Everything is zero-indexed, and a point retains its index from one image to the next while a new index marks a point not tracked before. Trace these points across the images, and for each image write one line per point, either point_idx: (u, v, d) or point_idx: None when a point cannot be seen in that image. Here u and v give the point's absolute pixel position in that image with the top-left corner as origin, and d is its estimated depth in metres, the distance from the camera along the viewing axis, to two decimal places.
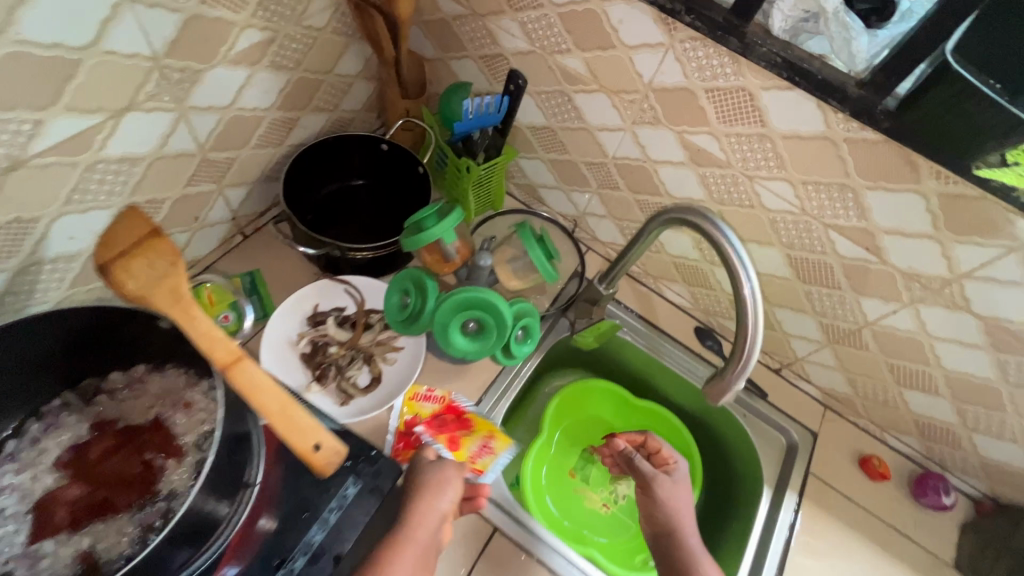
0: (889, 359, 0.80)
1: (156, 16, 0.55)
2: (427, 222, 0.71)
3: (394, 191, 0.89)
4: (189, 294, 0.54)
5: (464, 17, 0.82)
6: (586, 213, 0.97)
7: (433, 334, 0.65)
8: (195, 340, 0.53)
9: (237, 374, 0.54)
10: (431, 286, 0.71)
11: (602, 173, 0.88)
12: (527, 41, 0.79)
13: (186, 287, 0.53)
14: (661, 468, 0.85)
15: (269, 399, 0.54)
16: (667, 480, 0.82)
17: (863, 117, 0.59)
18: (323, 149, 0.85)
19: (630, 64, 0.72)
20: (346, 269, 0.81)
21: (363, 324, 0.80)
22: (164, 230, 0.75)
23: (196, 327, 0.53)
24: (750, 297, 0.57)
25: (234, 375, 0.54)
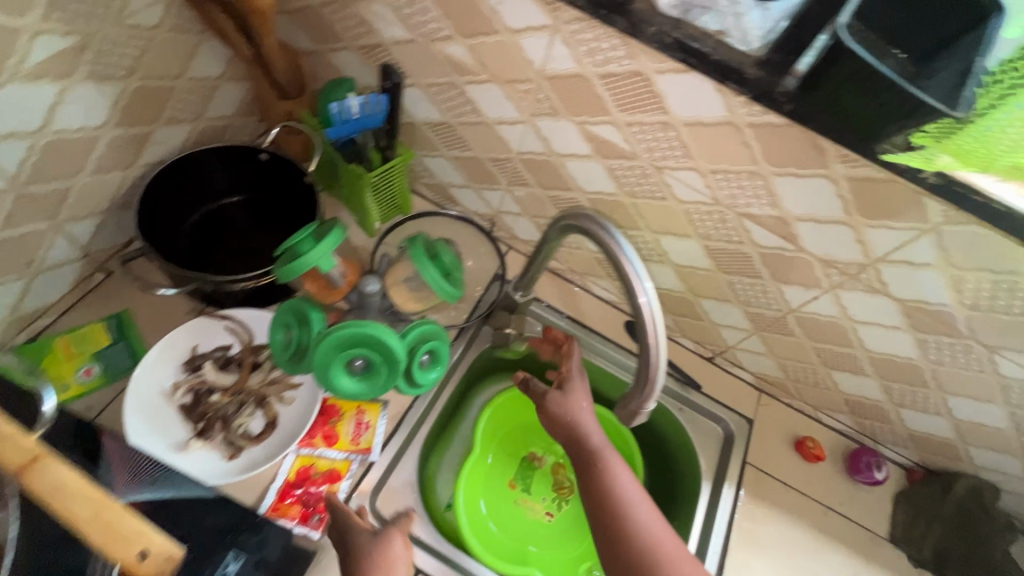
0: (815, 343, 0.77)
1: None
2: (302, 247, 0.62)
3: (280, 205, 0.79)
4: None
5: (332, 4, 0.72)
6: (501, 211, 0.90)
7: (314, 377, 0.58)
8: None
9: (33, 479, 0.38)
10: (314, 318, 0.63)
11: (509, 169, 0.81)
12: (404, 29, 0.70)
13: None
14: (557, 384, 0.68)
15: (75, 505, 0.38)
16: (560, 397, 0.65)
17: (764, 101, 0.53)
18: (185, 167, 0.73)
19: (516, 50, 0.64)
20: (228, 301, 0.72)
21: (250, 363, 0.71)
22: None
23: None
24: (651, 306, 0.51)
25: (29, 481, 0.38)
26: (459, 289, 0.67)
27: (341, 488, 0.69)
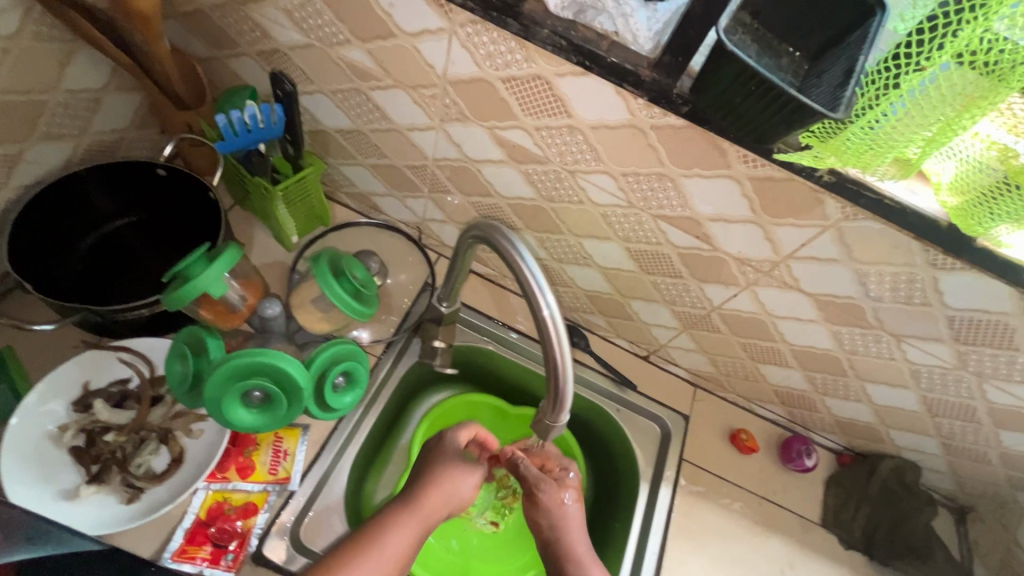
0: (740, 339, 0.78)
1: None
2: (191, 271, 0.58)
3: (182, 223, 0.74)
4: None
5: (222, 7, 0.67)
6: (426, 219, 0.87)
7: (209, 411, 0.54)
8: None
9: None
10: (212, 345, 0.59)
11: (428, 176, 0.78)
12: (300, 33, 0.66)
13: None
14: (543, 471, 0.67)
15: None
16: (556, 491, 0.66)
17: (662, 102, 0.52)
18: (68, 187, 0.68)
19: (416, 54, 0.61)
20: (124, 331, 0.67)
21: (152, 396, 0.66)
22: None
23: None
24: (553, 315, 0.49)
25: None
26: (372, 307, 0.65)
27: (256, 524, 0.64)
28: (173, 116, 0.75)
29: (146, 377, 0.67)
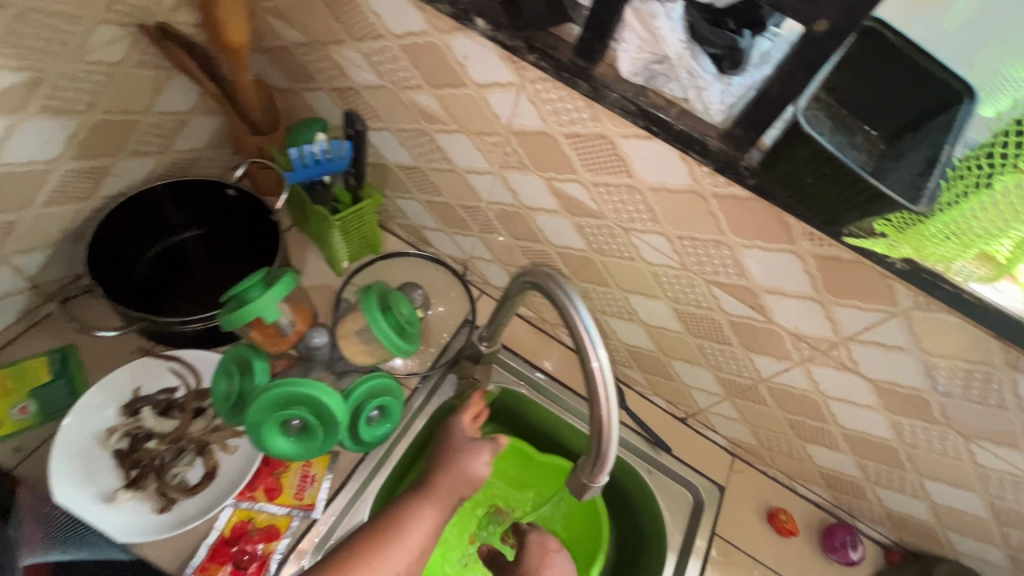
0: (788, 414, 0.74)
1: None
2: (249, 293, 0.60)
3: (245, 240, 0.78)
4: None
5: (307, 46, 0.71)
6: (473, 256, 0.88)
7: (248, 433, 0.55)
8: None
9: None
10: (258, 366, 0.60)
11: (480, 217, 0.79)
12: (376, 75, 0.69)
13: None
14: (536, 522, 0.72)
15: None
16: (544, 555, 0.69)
17: (728, 173, 0.51)
18: (147, 202, 0.72)
19: (484, 103, 0.62)
20: (176, 341, 0.69)
21: (195, 407, 0.68)
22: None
23: None
24: (605, 369, 0.48)
25: None
26: (415, 344, 0.65)
27: (276, 549, 0.65)
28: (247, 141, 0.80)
29: (191, 388, 0.69)
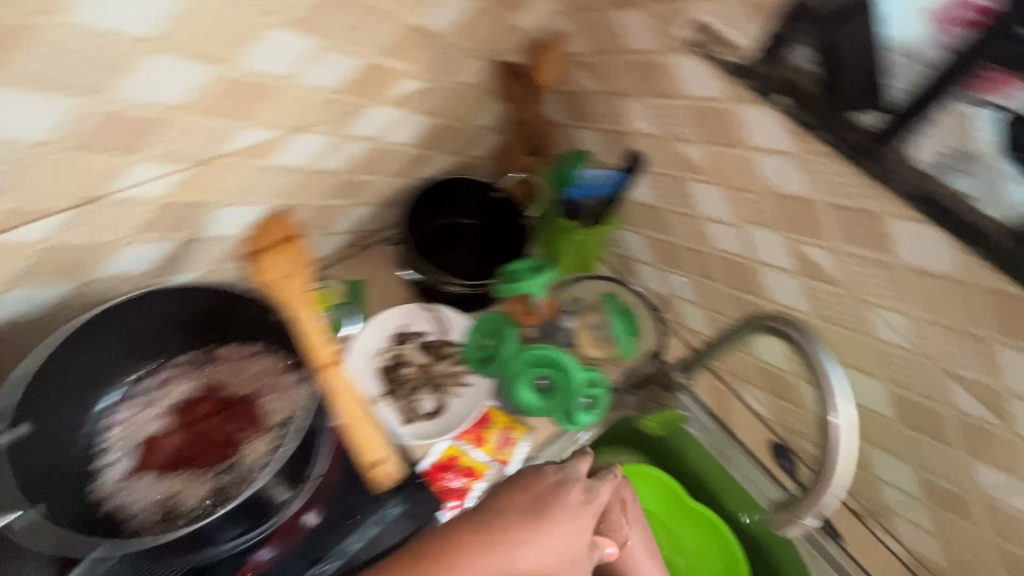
0: (1002, 544, 0.69)
1: (344, 61, 0.64)
2: (521, 274, 0.75)
3: (501, 238, 0.95)
4: (308, 294, 0.60)
5: (599, 95, 0.87)
6: (677, 294, 0.96)
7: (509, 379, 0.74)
8: (301, 339, 0.60)
9: (330, 376, 0.61)
10: (510, 333, 0.76)
11: (703, 262, 0.87)
12: (653, 126, 0.82)
13: (305, 287, 0.59)
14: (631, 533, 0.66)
15: (348, 409, 0.62)
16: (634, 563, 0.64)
17: (1009, 268, 0.52)
18: (445, 189, 0.93)
19: (754, 165, 0.71)
20: (438, 297, 0.87)
21: (440, 351, 0.84)
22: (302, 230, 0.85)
23: (302, 326, 0.60)
24: (843, 425, 0.52)
25: (327, 377, 0.61)
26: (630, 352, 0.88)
27: (474, 487, 0.76)
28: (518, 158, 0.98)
29: (439, 336, 0.86)
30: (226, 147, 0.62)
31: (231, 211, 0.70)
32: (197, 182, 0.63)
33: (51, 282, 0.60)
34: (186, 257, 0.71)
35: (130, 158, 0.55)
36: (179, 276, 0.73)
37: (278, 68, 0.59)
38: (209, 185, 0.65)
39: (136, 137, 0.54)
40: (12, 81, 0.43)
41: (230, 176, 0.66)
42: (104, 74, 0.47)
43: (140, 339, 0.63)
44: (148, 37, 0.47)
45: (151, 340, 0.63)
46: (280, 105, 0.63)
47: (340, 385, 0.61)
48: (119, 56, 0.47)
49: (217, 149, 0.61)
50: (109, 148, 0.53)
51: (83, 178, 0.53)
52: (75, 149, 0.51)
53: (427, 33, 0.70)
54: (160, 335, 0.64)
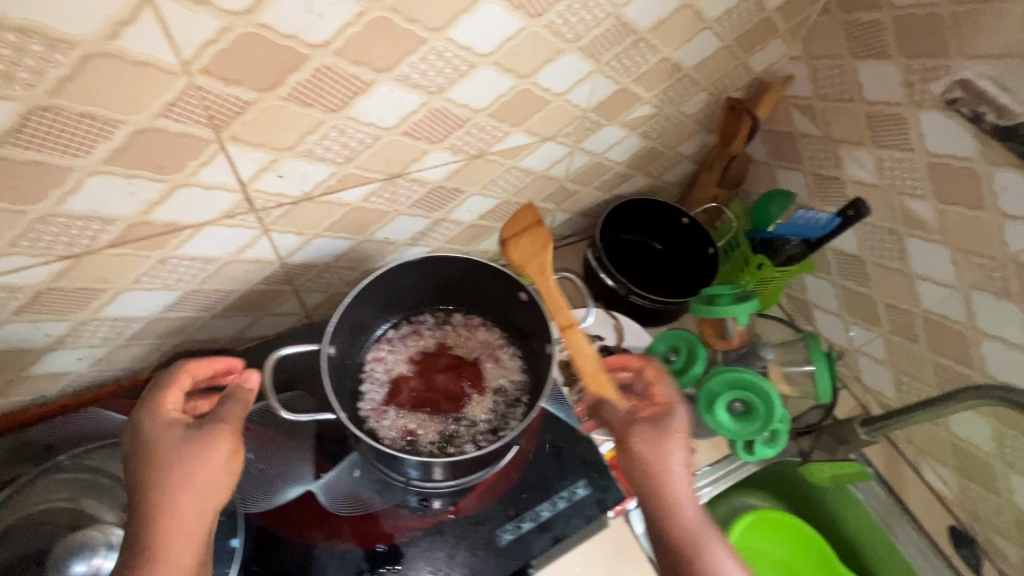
0: None
1: (606, 84, 0.72)
2: (721, 299, 0.77)
3: (683, 266, 0.99)
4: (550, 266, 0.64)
5: (815, 138, 0.88)
6: (859, 349, 0.93)
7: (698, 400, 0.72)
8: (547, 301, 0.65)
9: (570, 336, 0.64)
10: (702, 353, 0.78)
11: (902, 321, 0.84)
12: (875, 175, 0.81)
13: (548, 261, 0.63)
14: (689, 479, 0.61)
15: (585, 362, 0.64)
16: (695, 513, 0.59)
17: None
18: (639, 208, 0.98)
19: (998, 230, 0.68)
20: (620, 306, 0.91)
21: (620, 357, 0.87)
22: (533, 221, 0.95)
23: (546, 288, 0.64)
24: None
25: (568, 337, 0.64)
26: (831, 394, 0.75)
27: None
28: (710, 189, 1.00)
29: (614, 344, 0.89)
30: (494, 147, 0.72)
31: (474, 200, 0.80)
32: (464, 174, 0.74)
33: (341, 239, 0.73)
34: (429, 234, 0.83)
35: (433, 147, 0.67)
36: (416, 250, 0.85)
37: (557, 86, 0.68)
38: (469, 177, 0.75)
39: (444, 131, 0.65)
40: (394, 79, 0.55)
41: (486, 171, 0.76)
42: (449, 79, 0.59)
43: (404, 292, 0.73)
44: (487, 53, 0.58)
45: (411, 295, 0.73)
46: (545, 116, 0.72)
47: (581, 344, 0.64)
48: (464, 66, 0.58)
49: (488, 147, 0.71)
50: (425, 137, 0.64)
51: (399, 159, 0.65)
52: (405, 135, 0.62)
53: (676, 66, 0.76)
54: (415, 290, 0.73)
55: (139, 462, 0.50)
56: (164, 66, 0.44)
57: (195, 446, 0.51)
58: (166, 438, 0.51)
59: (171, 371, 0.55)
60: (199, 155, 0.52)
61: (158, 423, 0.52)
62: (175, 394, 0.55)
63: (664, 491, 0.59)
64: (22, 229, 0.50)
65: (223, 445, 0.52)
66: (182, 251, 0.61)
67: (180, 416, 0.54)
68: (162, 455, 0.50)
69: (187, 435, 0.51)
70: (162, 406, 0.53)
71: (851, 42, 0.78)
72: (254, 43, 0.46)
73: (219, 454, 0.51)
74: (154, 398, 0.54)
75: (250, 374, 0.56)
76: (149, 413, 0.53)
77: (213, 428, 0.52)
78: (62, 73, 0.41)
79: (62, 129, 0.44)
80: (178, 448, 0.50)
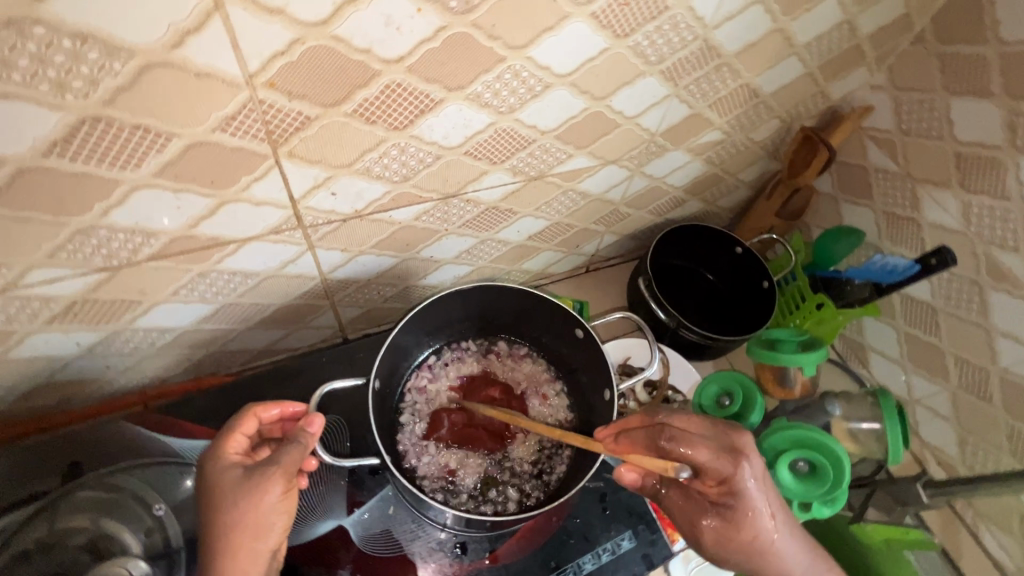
0: None
1: (679, 108, 0.67)
2: (783, 347, 0.76)
3: (732, 301, 0.95)
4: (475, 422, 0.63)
5: (891, 175, 0.82)
6: (920, 401, 0.87)
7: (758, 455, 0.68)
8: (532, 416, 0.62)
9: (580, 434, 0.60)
10: (760, 402, 0.75)
11: (974, 378, 0.78)
12: (959, 221, 0.75)
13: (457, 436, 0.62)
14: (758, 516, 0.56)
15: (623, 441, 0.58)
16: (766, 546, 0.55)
17: None
18: (690, 237, 0.93)
19: None
20: (666, 339, 0.87)
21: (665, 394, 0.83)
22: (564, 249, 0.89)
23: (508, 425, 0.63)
24: None
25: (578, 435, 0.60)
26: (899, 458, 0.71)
27: None
28: (766, 218, 0.94)
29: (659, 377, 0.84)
30: (555, 168, 0.67)
31: (525, 221, 0.75)
32: (520, 195, 0.69)
33: (386, 256, 0.69)
34: (474, 253, 0.78)
35: (493, 168, 0.62)
36: (459, 268, 0.80)
37: (630, 109, 0.63)
38: (525, 199, 0.70)
39: (507, 152, 0.60)
40: (464, 98, 0.51)
41: (542, 193, 0.71)
42: (521, 99, 0.54)
43: (448, 321, 0.73)
44: (564, 73, 0.53)
45: (456, 324, 0.74)
46: (612, 139, 0.67)
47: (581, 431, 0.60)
48: (538, 86, 0.53)
49: (548, 169, 0.67)
50: (486, 157, 0.60)
51: (457, 179, 0.61)
52: (467, 155, 0.58)
53: (754, 92, 0.70)
54: (459, 319, 0.74)
55: (205, 501, 0.52)
56: (226, 79, 0.40)
57: (249, 488, 0.50)
58: (225, 480, 0.52)
59: (238, 412, 0.56)
60: (252, 170, 0.48)
61: (220, 464, 0.53)
62: (240, 436, 0.56)
63: (776, 565, 0.55)
64: (62, 241, 0.47)
65: (275, 487, 0.51)
66: (224, 265, 0.58)
67: (242, 459, 0.55)
68: (220, 497, 0.51)
69: (242, 476, 0.52)
70: (225, 448, 0.55)
71: (946, 75, 0.71)
72: (323, 57, 0.41)
73: (271, 496, 0.51)
74: (221, 440, 0.55)
75: (313, 417, 0.54)
76: (211, 459, 0.54)
77: (265, 469, 0.51)
78: (118, 82, 0.37)
79: (111, 141, 0.41)
80: (234, 491, 0.51)
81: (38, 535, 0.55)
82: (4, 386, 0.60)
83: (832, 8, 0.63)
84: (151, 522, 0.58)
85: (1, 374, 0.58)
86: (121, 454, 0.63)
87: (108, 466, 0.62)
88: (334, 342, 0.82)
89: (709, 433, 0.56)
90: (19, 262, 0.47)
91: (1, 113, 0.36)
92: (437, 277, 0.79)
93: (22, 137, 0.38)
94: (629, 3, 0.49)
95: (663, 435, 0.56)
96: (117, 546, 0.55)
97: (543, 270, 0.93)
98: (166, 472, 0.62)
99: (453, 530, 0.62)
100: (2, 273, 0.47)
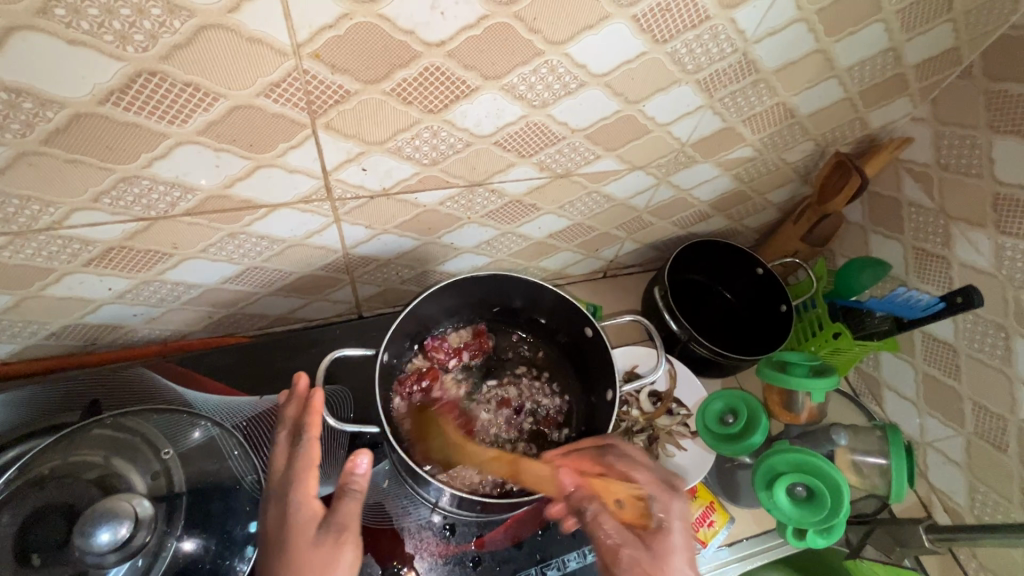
0: None
1: (712, 121, 0.67)
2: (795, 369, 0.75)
3: (748, 321, 0.94)
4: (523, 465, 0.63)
5: (925, 209, 0.81)
6: (932, 444, 0.85)
7: (760, 476, 0.67)
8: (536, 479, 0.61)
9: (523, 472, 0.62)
10: (764, 421, 0.74)
11: (991, 425, 0.76)
12: (992, 262, 0.73)
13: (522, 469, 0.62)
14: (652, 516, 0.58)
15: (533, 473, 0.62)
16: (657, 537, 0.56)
17: None
18: (712, 254, 0.93)
19: None
20: (675, 350, 0.86)
21: (669, 406, 0.83)
22: (601, 246, 0.90)
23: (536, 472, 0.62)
24: None
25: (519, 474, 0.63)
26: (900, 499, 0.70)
27: None
28: (792, 242, 0.93)
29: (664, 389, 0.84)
30: (580, 168, 0.68)
31: (547, 217, 0.76)
32: (545, 191, 0.70)
33: (408, 238, 0.71)
34: (493, 245, 0.79)
35: (520, 161, 0.63)
36: (478, 259, 0.81)
37: (661, 116, 0.63)
38: (550, 195, 0.71)
39: (535, 147, 0.61)
40: (500, 88, 0.52)
41: (566, 191, 0.72)
42: (553, 95, 0.55)
43: (464, 301, 0.74)
44: (600, 73, 0.54)
45: (470, 308, 0.76)
46: (642, 144, 0.67)
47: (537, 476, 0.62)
48: (574, 83, 0.54)
49: (574, 168, 0.67)
50: (515, 150, 0.61)
51: (484, 168, 0.62)
52: (497, 146, 0.59)
53: (791, 111, 0.70)
54: (471, 303, 0.75)
55: (280, 554, 0.49)
56: (276, 46, 0.42)
57: (323, 555, 0.48)
58: (301, 537, 0.49)
59: (306, 446, 0.54)
60: (289, 138, 0.50)
61: (298, 511, 0.51)
62: (314, 478, 0.53)
63: None
64: (106, 187, 0.50)
65: (347, 555, 0.48)
66: (253, 228, 0.60)
67: (319, 505, 0.52)
68: (294, 559, 0.48)
69: (317, 538, 0.49)
70: (304, 491, 0.52)
71: (991, 113, 0.70)
72: (370, 34, 0.43)
73: (343, 563, 0.48)
74: (298, 479, 0.52)
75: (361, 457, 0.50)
76: (292, 498, 0.52)
77: (337, 534, 0.49)
78: (176, 40, 0.39)
79: (162, 96, 0.43)
80: (310, 552, 0.48)
81: (54, 464, 0.58)
82: (38, 321, 0.64)
83: (878, 34, 0.62)
84: (158, 466, 0.61)
85: (37, 309, 0.61)
86: (138, 399, 0.66)
87: (123, 408, 0.64)
88: (348, 318, 0.85)
89: (655, 468, 0.62)
90: (64, 203, 0.50)
91: (70, 60, 0.38)
92: (455, 265, 0.81)
93: (83, 83, 0.40)
94: (671, 10, 0.50)
95: (610, 453, 0.62)
96: (124, 484, 0.58)
97: (560, 270, 0.94)
98: (177, 420, 0.64)
99: (443, 511, 0.62)
100: (49, 212, 0.50)
